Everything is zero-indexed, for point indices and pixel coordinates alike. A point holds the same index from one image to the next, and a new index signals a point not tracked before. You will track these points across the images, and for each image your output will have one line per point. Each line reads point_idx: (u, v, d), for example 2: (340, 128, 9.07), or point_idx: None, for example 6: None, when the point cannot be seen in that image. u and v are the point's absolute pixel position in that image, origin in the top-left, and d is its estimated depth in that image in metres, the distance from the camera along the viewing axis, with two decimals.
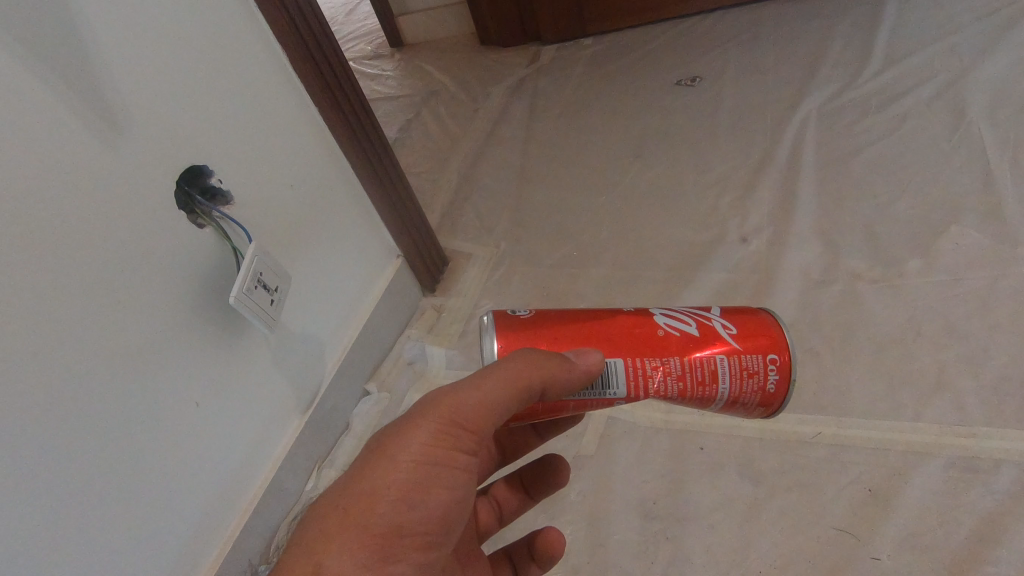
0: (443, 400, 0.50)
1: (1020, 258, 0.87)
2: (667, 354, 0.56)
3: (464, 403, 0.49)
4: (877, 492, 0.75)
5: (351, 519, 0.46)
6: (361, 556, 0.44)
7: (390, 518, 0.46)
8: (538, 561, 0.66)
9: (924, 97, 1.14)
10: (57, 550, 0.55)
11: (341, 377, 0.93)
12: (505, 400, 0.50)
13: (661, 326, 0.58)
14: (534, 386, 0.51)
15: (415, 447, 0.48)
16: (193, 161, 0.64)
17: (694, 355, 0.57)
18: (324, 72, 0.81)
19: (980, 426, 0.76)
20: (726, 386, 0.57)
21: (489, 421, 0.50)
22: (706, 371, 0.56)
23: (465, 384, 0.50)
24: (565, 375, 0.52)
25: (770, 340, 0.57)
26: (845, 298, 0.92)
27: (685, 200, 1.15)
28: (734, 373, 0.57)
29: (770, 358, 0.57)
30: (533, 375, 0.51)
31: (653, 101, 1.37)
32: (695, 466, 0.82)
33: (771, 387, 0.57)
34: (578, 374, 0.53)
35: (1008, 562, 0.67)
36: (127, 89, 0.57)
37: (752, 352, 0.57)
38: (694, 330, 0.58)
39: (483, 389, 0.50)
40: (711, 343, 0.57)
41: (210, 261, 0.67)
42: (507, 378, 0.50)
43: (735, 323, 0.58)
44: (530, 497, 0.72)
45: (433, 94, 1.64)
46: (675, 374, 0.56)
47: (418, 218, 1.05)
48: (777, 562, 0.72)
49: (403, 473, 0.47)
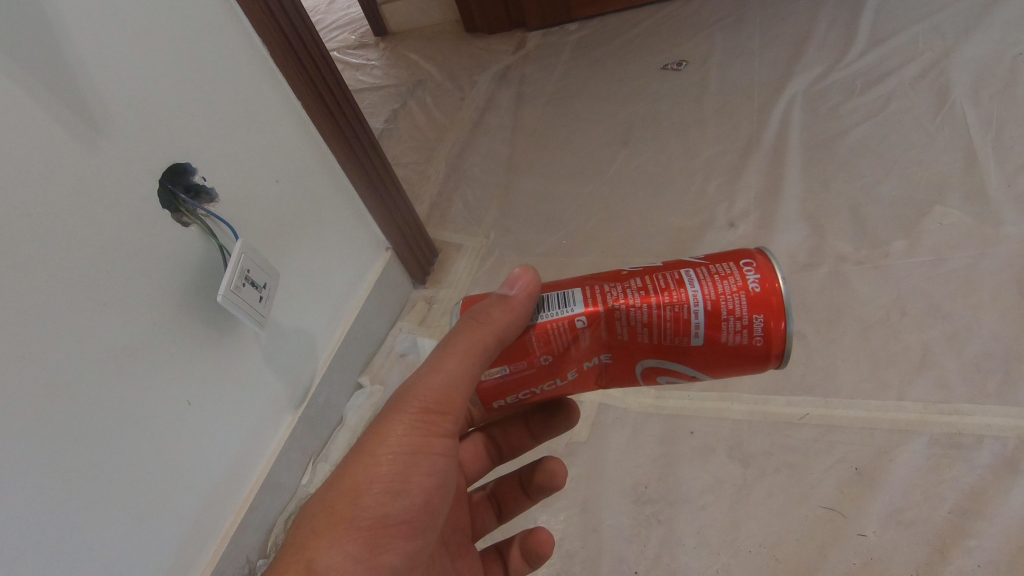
0: (412, 389, 0.51)
1: (1003, 236, 0.88)
2: (628, 277, 0.54)
3: (430, 386, 0.50)
4: (864, 470, 0.76)
5: (338, 515, 0.47)
6: (351, 548, 0.46)
7: (375, 509, 0.47)
8: (527, 560, 0.67)
9: (908, 77, 1.14)
10: (57, 554, 0.56)
11: (333, 371, 0.93)
12: (467, 373, 0.51)
13: (625, 268, 0.57)
14: (488, 345, 0.51)
15: (393, 438, 0.49)
16: (175, 160, 0.64)
17: (656, 273, 0.53)
18: (306, 64, 0.80)
19: (963, 403, 0.78)
20: (698, 295, 0.50)
21: (457, 400, 0.51)
22: (669, 279, 0.52)
23: (428, 368, 0.51)
24: (503, 312, 0.52)
25: (743, 253, 0.52)
26: (831, 280, 0.93)
27: (673, 186, 1.15)
28: (704, 279, 0.51)
29: (744, 262, 0.51)
30: (485, 334, 0.51)
31: (640, 86, 1.36)
32: (685, 449, 0.84)
33: (754, 287, 0.49)
34: (521, 315, 0.52)
35: (990, 535, 0.68)
36: (105, 88, 0.56)
37: (722, 263, 0.52)
38: (660, 264, 0.55)
39: (444, 368, 0.51)
40: (676, 266, 0.54)
41: (198, 259, 0.67)
42: (465, 349, 0.51)
43: (703, 254, 0.55)
44: (527, 496, 0.72)
45: (419, 84, 1.63)
46: (635, 288, 0.52)
47: (405, 209, 1.05)
48: (766, 541, 0.74)
49: (384, 465, 0.48)
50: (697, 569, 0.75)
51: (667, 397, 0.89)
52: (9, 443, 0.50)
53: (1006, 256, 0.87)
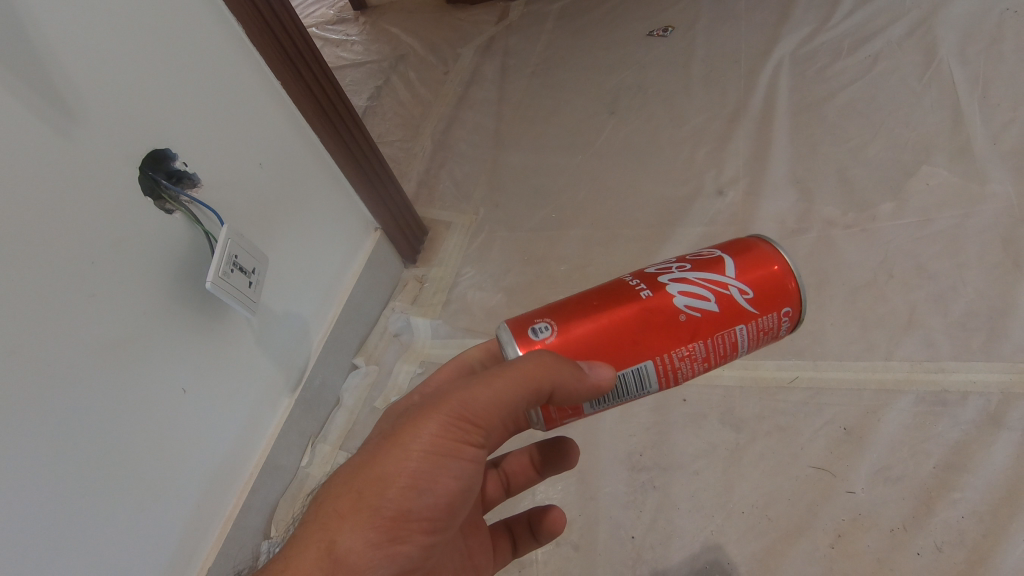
0: (455, 393, 0.46)
1: (988, 195, 0.89)
2: (693, 341, 0.53)
3: (475, 398, 0.46)
4: (852, 430, 0.78)
5: (361, 501, 0.43)
6: (373, 536, 0.43)
7: (401, 503, 0.43)
8: (534, 534, 0.66)
9: (896, 36, 1.12)
10: (63, 548, 0.57)
11: (327, 353, 0.94)
12: (515, 401, 0.47)
13: (682, 312, 0.53)
14: (541, 390, 0.47)
15: (425, 435, 0.45)
16: (155, 145, 0.62)
17: (717, 333, 0.53)
18: (285, 46, 0.78)
19: (948, 360, 0.79)
20: (743, 348, 0.55)
21: (499, 418, 0.47)
22: (729, 338, 0.54)
23: (477, 379, 0.47)
24: (574, 382, 0.49)
25: (784, 294, 0.54)
26: (820, 245, 0.94)
27: (661, 155, 1.14)
28: (753, 333, 0.54)
29: (783, 312, 0.54)
30: (541, 377, 0.47)
31: (626, 55, 1.34)
32: (679, 416, 0.85)
33: (782, 332, 0.56)
34: (589, 383, 0.50)
35: (973, 487, 0.71)
36: (76, 73, 0.54)
37: (768, 311, 0.54)
38: (713, 304, 0.53)
39: (494, 387, 0.46)
40: (732, 315, 0.53)
41: (183, 246, 0.66)
42: (518, 380, 0.47)
43: (748, 282, 0.53)
44: (538, 472, 0.67)
45: (401, 59, 1.59)
46: (701, 353, 0.53)
47: (393, 189, 1.04)
48: (757, 502, 0.76)
49: (415, 458, 0.44)
50: (691, 532, 0.77)
51: None
52: (17, 441, 0.52)
53: (991, 215, 0.87)
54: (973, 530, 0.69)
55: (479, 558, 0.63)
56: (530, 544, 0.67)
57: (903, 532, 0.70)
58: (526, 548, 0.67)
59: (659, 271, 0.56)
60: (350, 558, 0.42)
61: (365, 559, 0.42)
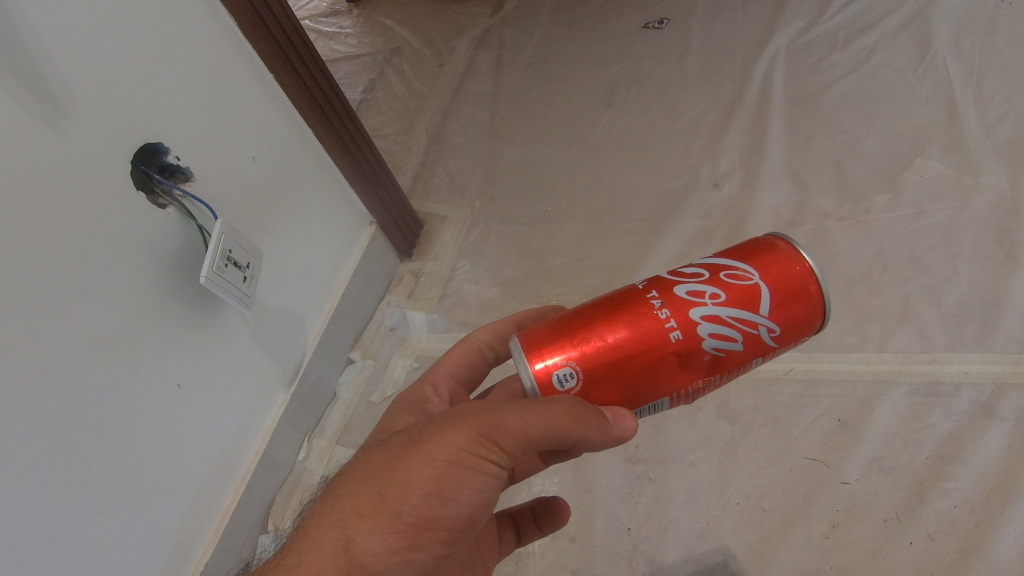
0: (487, 413, 0.46)
1: (982, 186, 0.89)
2: (711, 376, 0.52)
3: (506, 424, 0.46)
4: (847, 421, 0.78)
5: (383, 503, 0.43)
6: (391, 540, 0.42)
7: (423, 509, 0.43)
8: (539, 525, 0.66)
9: (892, 27, 1.12)
10: (59, 544, 0.56)
11: (323, 347, 0.94)
12: (544, 436, 0.46)
13: (707, 353, 0.50)
14: (568, 436, 0.47)
15: (452, 445, 0.45)
16: (147, 139, 0.62)
17: (735, 366, 0.52)
18: (277, 38, 0.77)
19: (942, 352, 0.79)
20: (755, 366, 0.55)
21: (525, 448, 0.47)
22: (745, 367, 0.53)
23: (510, 405, 0.47)
24: (598, 435, 0.48)
25: (809, 327, 0.51)
26: (815, 237, 0.94)
27: (657, 148, 1.14)
28: (768, 358, 0.53)
29: (804, 340, 0.53)
30: (570, 424, 0.47)
31: (621, 47, 1.33)
32: (675, 408, 0.85)
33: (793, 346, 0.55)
34: (612, 436, 0.49)
35: (966, 477, 0.71)
36: (66, 67, 0.53)
37: (790, 342, 0.52)
38: (739, 343, 0.50)
39: (526, 419, 0.46)
40: (755, 352, 0.51)
41: (177, 240, 0.66)
42: (551, 419, 0.46)
43: (779, 320, 0.50)
44: (543, 459, 0.61)
45: (396, 51, 1.57)
46: (715, 383, 0.53)
47: (388, 183, 1.03)
48: (752, 493, 0.77)
49: (438, 467, 0.44)
50: (687, 523, 0.77)
51: None
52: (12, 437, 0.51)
53: (985, 207, 0.88)
54: (965, 519, 0.69)
55: (487, 548, 0.63)
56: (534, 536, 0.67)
57: (896, 522, 0.71)
58: (531, 538, 0.67)
59: (689, 297, 0.50)
60: (367, 560, 0.42)
61: (382, 562, 0.42)
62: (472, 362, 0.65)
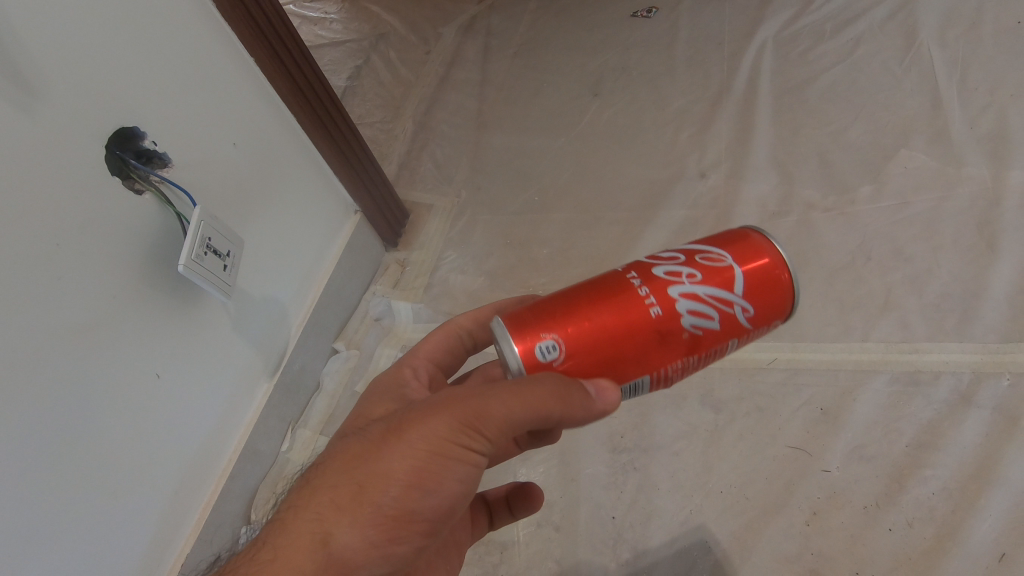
0: (468, 399, 0.45)
1: (964, 177, 0.90)
2: (689, 356, 0.51)
3: (485, 410, 0.44)
4: (829, 411, 0.79)
5: (362, 495, 0.43)
6: (369, 533, 0.43)
7: (402, 502, 0.43)
8: (511, 508, 0.66)
9: (878, 18, 1.12)
10: (35, 537, 0.55)
11: (307, 337, 0.93)
12: (526, 420, 0.45)
13: (686, 330, 0.50)
14: (553, 417, 0.44)
15: (432, 436, 0.44)
16: (123, 123, 0.60)
17: (714, 347, 0.51)
18: (258, 21, 0.75)
19: (922, 342, 0.80)
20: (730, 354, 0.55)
21: (508, 431, 0.45)
22: (720, 351, 0.52)
23: (492, 390, 0.45)
24: (584, 410, 0.46)
25: (781, 309, 0.52)
26: (800, 228, 0.94)
27: (645, 138, 1.13)
28: (742, 343, 0.53)
29: (777, 323, 0.53)
30: (551, 403, 0.44)
31: (610, 35, 1.32)
32: (659, 398, 0.86)
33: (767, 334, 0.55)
34: (596, 411, 0.47)
35: (944, 464, 0.72)
36: (37, 48, 0.52)
37: (765, 325, 0.52)
38: (717, 323, 0.50)
39: (509, 404, 0.44)
40: (731, 332, 0.51)
41: (154, 228, 0.64)
42: (533, 400, 0.44)
43: (753, 301, 0.50)
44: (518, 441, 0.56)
45: (382, 38, 1.53)
46: (693, 365, 0.52)
47: (374, 171, 1.01)
48: (735, 481, 0.78)
49: (417, 458, 0.44)
50: (670, 511, 0.78)
51: None
52: None
53: (966, 198, 0.88)
54: (942, 506, 0.70)
55: (460, 532, 0.63)
56: (504, 520, 0.67)
57: (876, 508, 0.72)
58: (502, 522, 0.67)
59: (667, 277, 0.51)
60: (345, 553, 0.42)
61: (361, 555, 0.42)
62: (452, 347, 0.64)
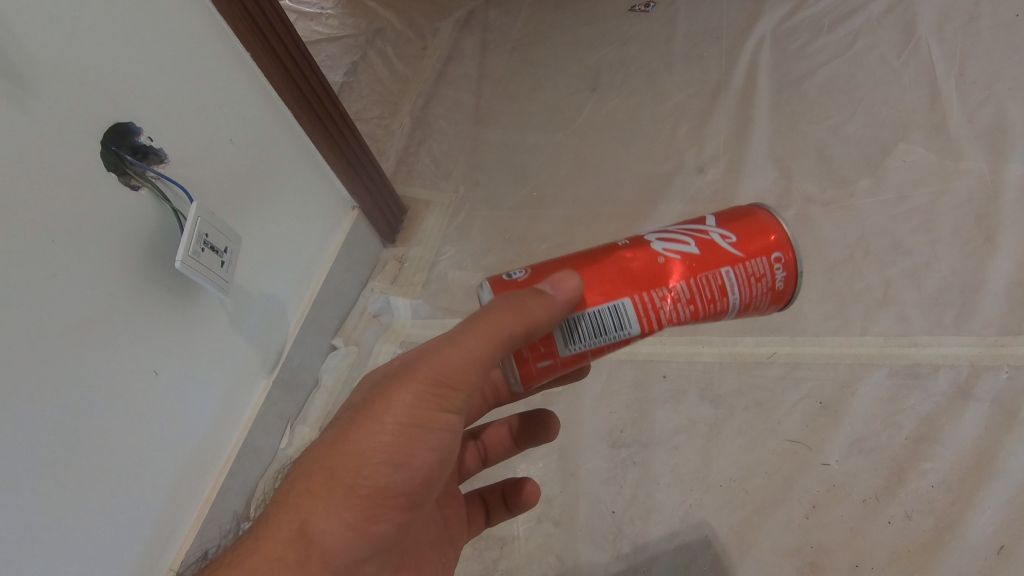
0: (427, 359, 0.47)
1: (962, 171, 0.90)
2: (671, 281, 0.49)
3: (445, 359, 0.46)
4: (828, 404, 0.79)
5: (336, 479, 0.44)
6: (347, 515, 0.44)
7: (377, 479, 0.45)
8: (508, 504, 0.69)
9: (876, 12, 1.12)
10: (33, 535, 0.55)
11: (305, 334, 0.92)
12: (487, 353, 0.46)
13: (659, 252, 0.50)
14: (514, 334, 0.46)
15: (398, 406, 0.46)
16: (118, 119, 0.59)
17: (699, 273, 0.50)
18: (253, 14, 0.74)
19: (921, 335, 0.80)
20: (734, 300, 0.51)
21: (472, 377, 0.47)
22: (714, 282, 0.50)
23: (447, 341, 0.47)
24: (544, 309, 0.47)
25: (770, 239, 0.50)
26: (798, 222, 0.94)
27: (643, 133, 1.13)
28: (742, 281, 0.50)
29: (775, 257, 0.50)
30: (514, 321, 0.46)
31: (608, 30, 1.32)
32: (659, 393, 0.86)
33: (779, 285, 0.51)
34: (558, 303, 0.47)
35: (943, 458, 0.72)
36: (32, 43, 0.51)
37: (756, 254, 0.50)
38: (695, 248, 0.50)
39: (466, 346, 0.46)
40: (715, 257, 0.50)
41: (151, 224, 0.64)
42: (489, 327, 0.46)
43: (731, 228, 0.51)
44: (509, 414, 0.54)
45: (379, 33, 1.51)
46: (684, 298, 0.50)
47: (371, 167, 1.01)
48: (735, 475, 0.78)
49: (387, 434, 0.45)
50: (670, 506, 0.78)
51: (642, 342, 0.91)
52: None
53: (965, 191, 0.88)
54: (941, 498, 0.71)
55: (454, 529, 0.65)
56: (502, 515, 0.70)
57: (875, 502, 0.72)
58: (499, 517, 0.70)
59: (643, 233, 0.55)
60: (325, 537, 0.44)
61: (341, 538, 0.44)
62: None
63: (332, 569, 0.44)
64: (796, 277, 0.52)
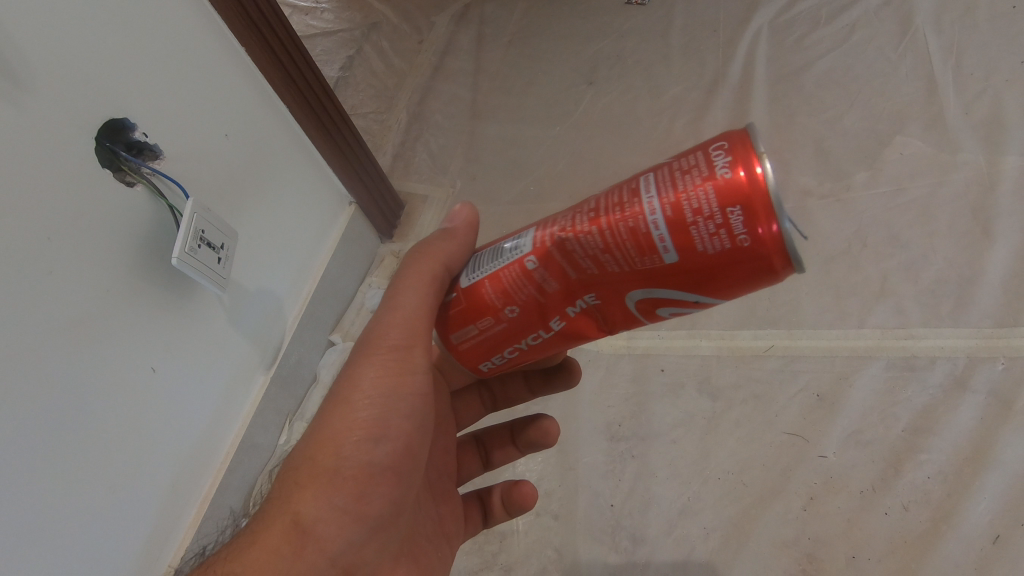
0: (377, 331, 0.53)
1: (959, 163, 0.90)
2: (584, 202, 0.45)
3: (389, 324, 0.52)
4: (825, 396, 0.79)
5: (319, 466, 0.49)
6: (336, 498, 0.48)
7: (357, 456, 0.49)
8: (506, 508, 0.69)
9: (873, 5, 1.12)
10: (33, 534, 0.55)
11: (302, 330, 0.92)
12: (423, 301, 0.52)
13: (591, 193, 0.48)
14: (436, 271, 0.53)
15: (363, 382, 0.51)
16: (112, 115, 0.59)
17: (617, 189, 0.44)
18: (247, 9, 0.74)
19: (918, 327, 0.81)
20: (654, 202, 0.40)
21: (422, 331, 0.52)
22: (625, 191, 0.43)
23: (388, 309, 0.53)
24: (448, 245, 0.55)
25: (714, 138, 0.41)
26: (796, 215, 0.94)
27: (639, 126, 1.13)
28: (663, 178, 0.41)
29: (714, 148, 0.39)
30: (432, 261, 0.53)
31: (604, 23, 1.31)
32: (657, 386, 0.86)
33: (722, 174, 0.38)
34: (455, 241, 0.56)
35: (939, 449, 0.73)
36: (24, 40, 0.51)
37: (688, 152, 0.41)
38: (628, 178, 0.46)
39: (402, 303, 0.52)
40: (640, 173, 0.44)
41: (146, 221, 0.63)
42: (414, 280, 0.52)
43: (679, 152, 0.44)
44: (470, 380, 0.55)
45: (373, 27, 1.49)
46: (588, 211, 0.44)
47: (368, 162, 1.01)
48: (733, 468, 0.78)
49: (359, 412, 0.50)
50: (668, 499, 0.78)
51: (639, 336, 0.91)
52: None
53: (961, 183, 0.89)
54: (937, 489, 0.71)
55: (450, 526, 0.65)
56: (499, 516, 0.71)
57: (872, 493, 0.73)
58: (496, 519, 0.71)
59: None
60: (316, 522, 0.48)
61: (332, 519, 0.48)
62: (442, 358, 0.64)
63: (330, 549, 0.48)
64: (753, 163, 0.38)
